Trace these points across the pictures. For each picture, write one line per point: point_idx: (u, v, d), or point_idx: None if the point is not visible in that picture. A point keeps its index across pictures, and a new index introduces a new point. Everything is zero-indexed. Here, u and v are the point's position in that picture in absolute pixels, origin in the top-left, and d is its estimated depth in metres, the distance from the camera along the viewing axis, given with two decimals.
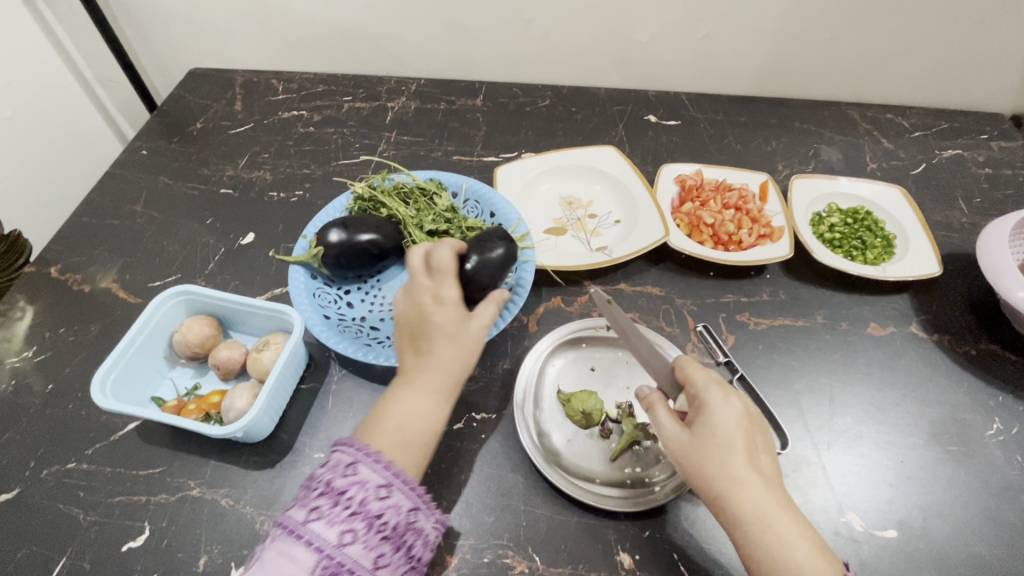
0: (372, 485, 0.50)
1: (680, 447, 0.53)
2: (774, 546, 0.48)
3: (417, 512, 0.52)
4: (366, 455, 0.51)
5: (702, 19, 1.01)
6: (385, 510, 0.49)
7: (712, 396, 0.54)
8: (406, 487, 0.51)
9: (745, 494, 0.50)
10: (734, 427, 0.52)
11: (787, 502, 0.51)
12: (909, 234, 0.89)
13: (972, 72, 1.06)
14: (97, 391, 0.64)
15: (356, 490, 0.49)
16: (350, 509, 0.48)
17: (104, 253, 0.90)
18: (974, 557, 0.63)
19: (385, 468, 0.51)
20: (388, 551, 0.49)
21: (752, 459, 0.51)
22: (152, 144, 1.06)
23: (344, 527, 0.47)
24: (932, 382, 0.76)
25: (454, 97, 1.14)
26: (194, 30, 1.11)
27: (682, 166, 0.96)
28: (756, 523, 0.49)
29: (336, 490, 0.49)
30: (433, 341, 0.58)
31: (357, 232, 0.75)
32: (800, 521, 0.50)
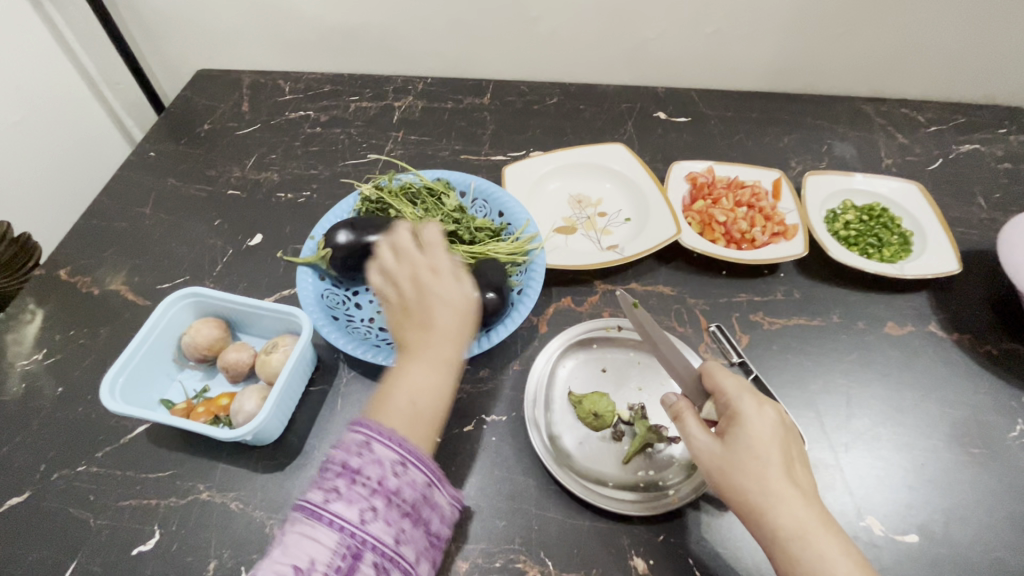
0: (388, 461, 0.48)
1: (713, 459, 0.52)
2: (815, 562, 0.47)
3: (433, 486, 0.50)
4: (378, 433, 0.49)
5: (713, 13, 0.99)
6: (404, 486, 0.48)
7: (745, 405, 0.53)
8: (421, 463, 0.49)
9: (782, 508, 0.49)
10: (769, 437, 0.52)
11: (826, 517, 0.49)
12: (927, 231, 0.87)
13: (990, 65, 1.04)
14: (106, 394, 0.64)
15: (372, 468, 0.47)
16: (368, 486, 0.46)
17: (113, 255, 0.90)
18: (999, 563, 0.61)
19: (398, 446, 0.49)
20: (409, 527, 0.47)
21: (788, 471, 0.51)
22: (159, 146, 1.06)
23: (364, 504, 0.45)
24: (952, 383, 0.75)
25: (461, 96, 1.13)
26: (200, 30, 1.11)
27: (693, 163, 0.94)
28: (796, 538, 0.48)
29: (350, 468, 0.47)
30: (434, 313, 0.58)
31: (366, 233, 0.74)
32: (842, 537, 0.48)
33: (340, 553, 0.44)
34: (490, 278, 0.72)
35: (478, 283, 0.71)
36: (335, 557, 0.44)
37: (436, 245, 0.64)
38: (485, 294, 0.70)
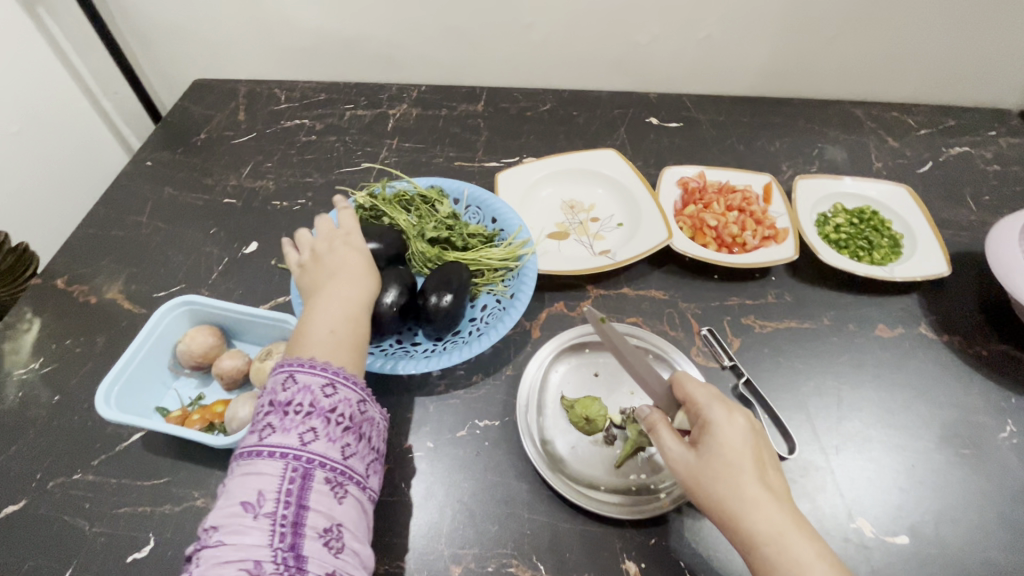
0: (316, 386, 0.51)
1: (687, 468, 0.52)
2: (792, 567, 0.47)
3: (365, 403, 0.55)
4: (302, 364, 0.53)
5: (703, 19, 1.00)
6: (338, 405, 0.52)
7: (715, 412, 0.54)
8: (349, 382, 0.54)
9: (756, 513, 0.49)
10: (740, 443, 0.52)
11: (802, 521, 0.50)
12: (917, 233, 0.88)
13: (978, 68, 1.05)
14: (101, 403, 0.64)
15: (302, 396, 0.51)
16: (303, 411, 0.50)
17: (110, 264, 0.91)
18: (989, 564, 0.61)
19: (323, 370, 0.53)
20: (351, 441, 0.52)
21: (761, 476, 0.51)
22: (156, 155, 1.07)
23: (303, 428, 0.49)
24: (942, 384, 0.75)
25: (455, 103, 1.14)
26: (196, 38, 1.12)
27: (684, 168, 0.95)
28: (772, 544, 0.48)
29: (283, 402, 0.50)
30: (343, 265, 0.65)
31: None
32: (817, 540, 0.48)
33: (288, 476, 0.47)
34: (445, 280, 0.72)
35: (431, 290, 0.72)
36: (284, 481, 0.47)
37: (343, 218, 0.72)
38: (440, 298, 0.71)
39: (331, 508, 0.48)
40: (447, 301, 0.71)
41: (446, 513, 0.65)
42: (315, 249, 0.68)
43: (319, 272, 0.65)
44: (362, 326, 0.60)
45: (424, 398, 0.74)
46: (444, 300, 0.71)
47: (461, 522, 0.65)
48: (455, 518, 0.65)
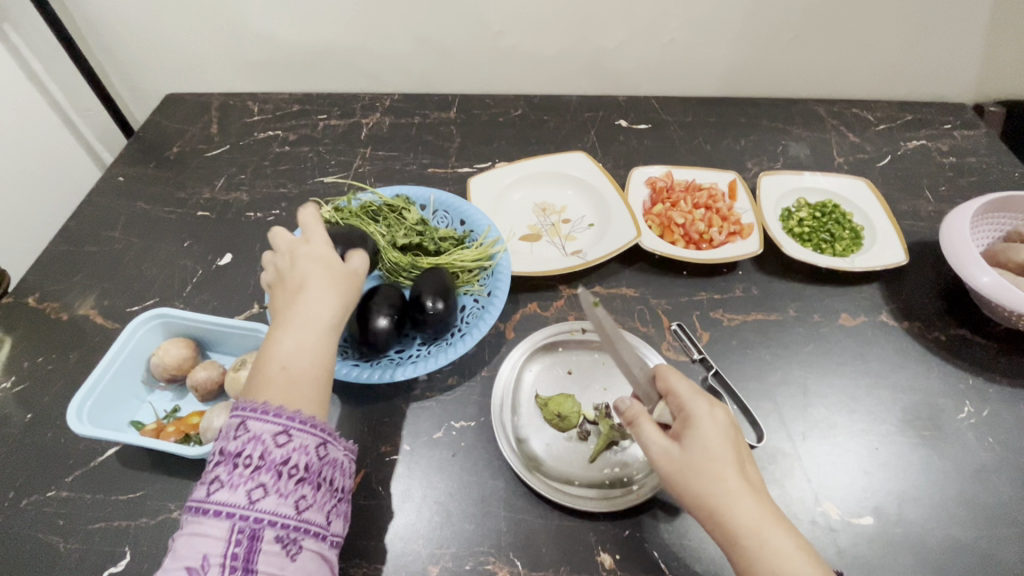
0: (267, 436, 0.50)
1: (672, 460, 0.53)
2: (772, 559, 0.48)
3: (325, 446, 0.53)
4: (255, 410, 0.50)
5: (667, 24, 1.03)
6: (291, 455, 0.50)
7: (698, 407, 0.55)
8: (306, 427, 0.51)
9: (739, 506, 0.50)
10: (721, 437, 0.54)
11: (778, 512, 0.51)
12: (876, 225, 0.91)
13: (932, 64, 1.09)
14: (74, 418, 0.64)
15: (252, 447, 0.49)
16: (252, 466, 0.48)
17: (82, 280, 0.90)
18: (949, 540, 0.64)
19: (277, 416, 0.50)
20: (306, 492, 0.50)
21: (741, 468, 0.52)
22: (129, 170, 1.07)
23: (251, 485, 0.48)
24: (903, 369, 0.78)
25: (427, 111, 1.15)
26: (168, 52, 1.13)
27: (651, 168, 0.97)
28: (752, 537, 0.49)
29: (233, 454, 0.49)
30: (304, 284, 0.60)
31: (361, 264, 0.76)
32: (793, 531, 0.50)
33: (235, 538, 0.46)
34: (434, 284, 0.74)
35: (424, 295, 0.73)
36: (230, 544, 0.46)
37: (310, 225, 0.66)
38: (435, 302, 0.72)
39: (283, 567, 0.47)
40: (440, 306, 0.72)
41: (424, 514, 0.66)
42: (280, 262, 0.63)
43: (282, 291, 0.60)
44: (323, 357, 0.56)
45: (401, 402, 0.75)
46: (436, 305, 0.72)
47: (438, 523, 0.65)
48: (432, 519, 0.66)
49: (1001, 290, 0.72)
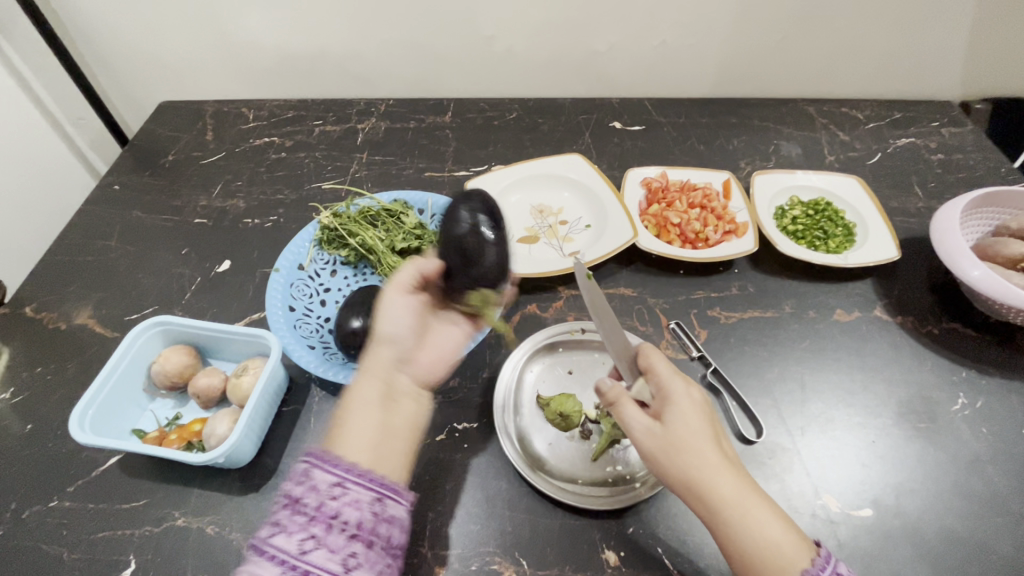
0: (325, 485, 0.48)
1: (657, 437, 0.54)
2: (754, 528, 0.50)
3: (381, 502, 0.49)
4: (317, 456, 0.49)
5: (657, 27, 1.04)
6: (344, 508, 0.47)
7: (676, 385, 0.56)
8: (362, 480, 0.49)
9: (723, 478, 0.51)
10: (699, 414, 0.55)
11: (756, 485, 0.53)
12: (868, 221, 0.92)
13: (918, 63, 1.11)
14: (76, 427, 0.64)
15: (310, 494, 0.47)
16: (307, 515, 0.46)
17: (79, 289, 0.90)
18: (947, 530, 0.65)
19: (335, 466, 0.49)
20: (359, 549, 0.46)
21: (720, 441, 0.54)
22: (124, 179, 1.07)
23: (304, 535, 0.45)
24: (897, 363, 0.79)
25: (422, 115, 1.16)
26: (161, 60, 1.13)
27: (646, 169, 0.99)
28: (734, 508, 0.50)
29: (292, 499, 0.47)
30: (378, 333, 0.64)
31: (489, 255, 0.69)
32: (772, 502, 0.52)
33: None
34: None
35: None
36: None
37: None
38: None
39: None
40: None
41: (428, 516, 0.66)
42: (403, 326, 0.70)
43: None
44: (359, 397, 0.56)
45: None
46: None
47: (442, 525, 0.66)
48: (437, 520, 0.66)
49: (991, 283, 0.73)
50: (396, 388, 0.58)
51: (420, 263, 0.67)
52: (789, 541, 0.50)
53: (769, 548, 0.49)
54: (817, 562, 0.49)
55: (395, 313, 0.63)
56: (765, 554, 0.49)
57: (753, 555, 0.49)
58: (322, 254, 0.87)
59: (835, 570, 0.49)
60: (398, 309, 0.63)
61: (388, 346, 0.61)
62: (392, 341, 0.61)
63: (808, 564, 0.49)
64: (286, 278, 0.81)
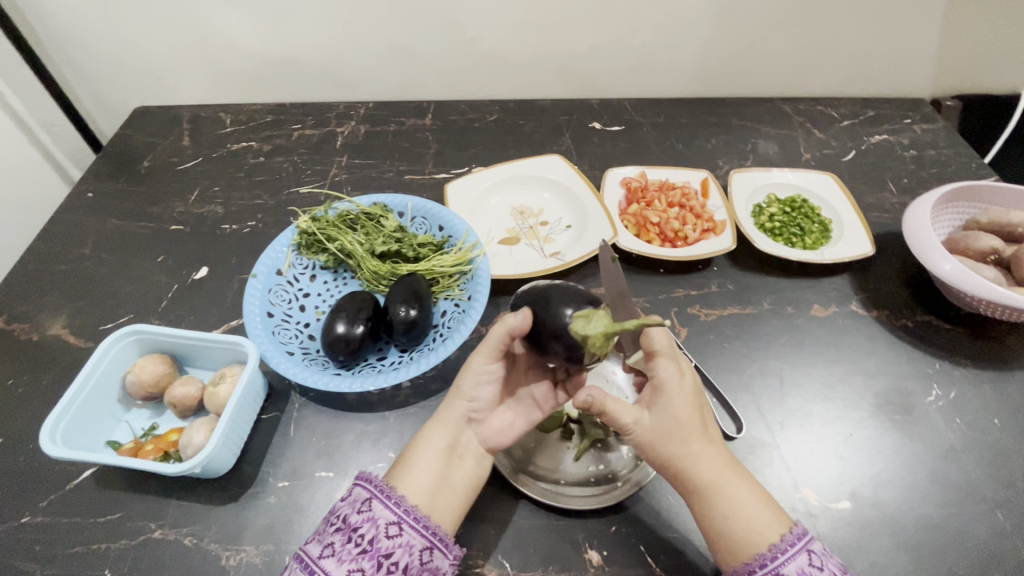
0: (383, 522, 0.54)
1: (644, 430, 0.57)
2: (729, 504, 0.54)
3: (429, 552, 0.55)
4: (381, 491, 0.56)
5: (635, 28, 1.05)
6: (396, 549, 0.53)
7: (671, 377, 0.57)
8: (417, 526, 0.55)
9: (700, 465, 0.56)
10: (689, 405, 0.57)
11: (735, 466, 0.57)
12: (843, 217, 0.94)
13: (890, 62, 1.13)
14: (47, 441, 0.62)
15: (368, 527, 0.54)
16: (361, 546, 0.52)
17: (52, 299, 0.88)
18: (923, 519, 0.66)
19: (397, 505, 0.55)
20: None
21: (704, 429, 0.57)
22: (99, 186, 1.05)
23: (353, 566, 0.51)
24: (874, 356, 0.80)
25: (403, 118, 1.16)
26: (135, 64, 1.12)
27: (625, 169, 0.99)
28: (711, 488, 0.55)
29: (351, 526, 0.54)
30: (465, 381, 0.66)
31: (568, 300, 0.58)
32: (748, 480, 0.57)
33: None
34: (407, 292, 0.75)
35: (399, 305, 0.74)
36: None
37: None
38: (408, 310, 0.74)
39: None
40: (413, 316, 0.73)
41: None
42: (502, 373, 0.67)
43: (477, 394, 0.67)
44: (426, 448, 0.61)
45: (385, 410, 0.75)
46: (409, 314, 0.73)
47: None
48: None
49: (961, 277, 0.75)
50: (462, 444, 0.62)
51: (509, 323, 0.58)
52: (759, 519, 0.54)
53: (740, 526, 0.53)
54: (787, 538, 0.53)
55: (477, 378, 0.62)
56: (738, 527, 0.54)
57: (726, 528, 0.54)
58: (300, 259, 0.86)
59: (808, 547, 0.52)
60: (482, 374, 0.62)
61: (465, 403, 0.63)
62: (471, 399, 0.63)
63: (777, 541, 0.53)
64: (264, 284, 0.80)
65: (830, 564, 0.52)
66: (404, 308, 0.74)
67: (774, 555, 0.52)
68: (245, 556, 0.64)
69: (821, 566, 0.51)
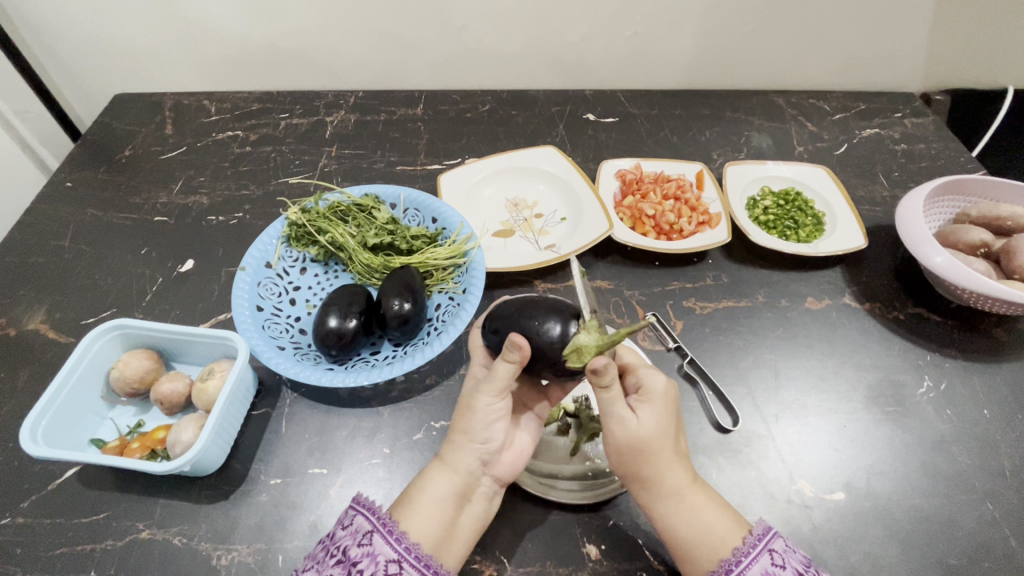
0: (384, 560, 0.52)
1: (630, 438, 0.55)
2: (688, 512, 0.55)
3: None
4: (383, 527, 0.54)
5: (629, 18, 1.04)
6: None
7: (660, 390, 0.57)
8: (420, 565, 0.52)
9: (671, 470, 0.56)
10: (669, 417, 0.57)
11: (698, 481, 0.58)
12: (836, 211, 0.94)
13: (882, 56, 1.13)
14: (28, 440, 0.60)
15: (368, 563, 0.52)
16: None
17: (30, 292, 0.85)
18: (915, 509, 0.67)
19: (397, 542, 0.53)
20: None
21: (676, 440, 0.58)
22: (78, 176, 1.01)
23: None
24: (866, 348, 0.81)
25: (394, 108, 1.13)
26: (115, 48, 1.08)
27: (620, 161, 0.98)
28: (674, 496, 0.56)
29: (350, 560, 0.52)
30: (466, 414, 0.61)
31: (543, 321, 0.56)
32: (708, 493, 0.58)
33: None
34: (399, 286, 0.74)
35: (391, 299, 0.73)
36: None
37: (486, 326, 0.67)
38: (402, 304, 0.72)
39: None
40: (408, 309, 0.72)
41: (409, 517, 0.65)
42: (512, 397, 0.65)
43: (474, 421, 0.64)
44: (434, 497, 0.57)
45: (378, 405, 0.74)
46: (402, 307, 0.72)
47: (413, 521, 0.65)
48: None
49: (953, 270, 0.76)
50: (471, 488, 0.59)
51: (509, 352, 0.55)
52: (717, 526, 0.55)
53: (696, 533, 0.55)
54: (749, 541, 0.54)
55: (487, 419, 0.58)
56: (694, 535, 0.55)
57: (681, 534, 0.55)
58: (290, 251, 0.84)
59: (769, 546, 0.53)
60: (491, 415, 0.58)
61: (475, 446, 0.59)
62: (480, 442, 0.59)
63: (739, 545, 0.54)
64: (253, 276, 0.78)
65: (792, 560, 0.53)
66: (397, 300, 0.72)
67: (738, 559, 0.53)
68: (237, 555, 0.62)
69: (783, 564, 0.52)
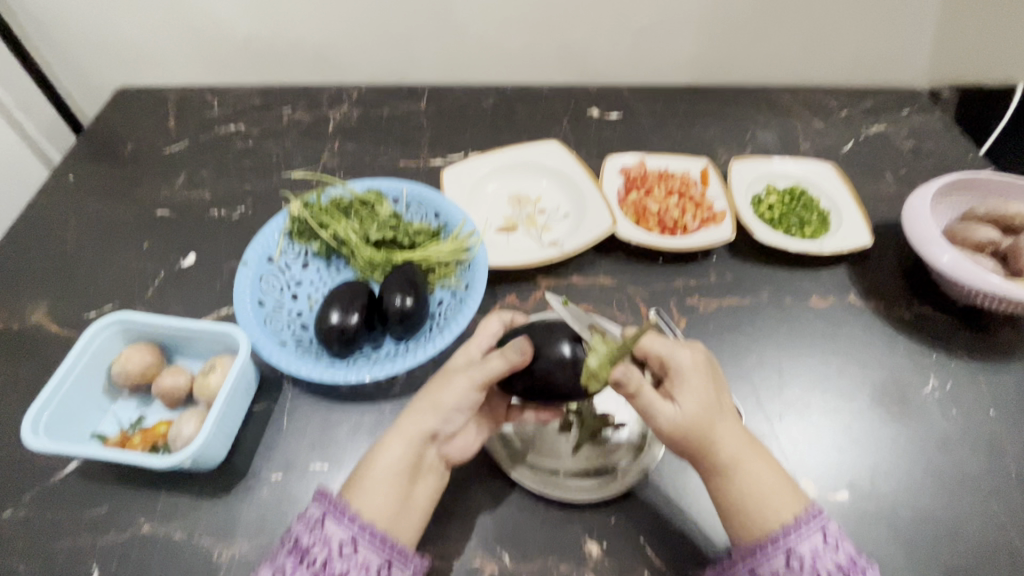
0: (337, 542, 0.53)
1: (675, 425, 0.56)
2: (748, 482, 0.56)
3: (389, 566, 0.54)
4: (336, 510, 0.54)
5: (635, 12, 1.03)
6: (351, 569, 0.52)
7: (686, 366, 0.58)
8: (374, 543, 0.53)
9: (723, 442, 0.56)
10: (706, 392, 0.57)
11: (753, 448, 0.58)
12: (842, 208, 0.93)
13: (891, 52, 1.12)
14: (30, 433, 0.60)
15: (320, 548, 0.52)
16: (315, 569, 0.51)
17: (32, 285, 0.85)
18: (918, 510, 0.66)
19: (351, 522, 0.54)
20: None
21: (722, 411, 0.58)
22: (80, 169, 1.01)
23: None
24: (872, 347, 0.80)
25: (397, 102, 1.12)
26: (118, 40, 1.07)
27: (625, 156, 0.97)
28: (731, 467, 0.56)
29: (302, 547, 0.52)
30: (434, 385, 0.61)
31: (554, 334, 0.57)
32: (766, 459, 0.58)
33: None
34: (402, 281, 0.74)
35: (393, 294, 0.73)
36: None
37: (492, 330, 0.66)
38: (404, 299, 0.72)
39: None
40: (410, 305, 0.72)
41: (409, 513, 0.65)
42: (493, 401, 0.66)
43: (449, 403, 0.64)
44: (388, 469, 0.57)
45: (380, 401, 0.74)
46: (404, 303, 0.72)
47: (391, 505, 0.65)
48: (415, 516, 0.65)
49: (959, 268, 0.75)
50: (425, 461, 0.59)
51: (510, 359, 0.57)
52: (775, 495, 0.55)
53: (759, 503, 0.55)
54: (803, 515, 0.54)
55: (459, 394, 0.58)
56: (758, 505, 0.55)
57: (747, 506, 0.55)
58: (292, 246, 0.84)
59: (823, 526, 0.54)
60: (465, 391, 0.59)
61: (438, 421, 0.59)
62: (445, 415, 0.59)
63: (794, 516, 0.54)
64: (255, 271, 0.78)
65: (844, 545, 0.53)
66: (399, 295, 0.72)
67: (788, 532, 0.53)
68: (238, 550, 0.62)
69: (834, 545, 0.52)
